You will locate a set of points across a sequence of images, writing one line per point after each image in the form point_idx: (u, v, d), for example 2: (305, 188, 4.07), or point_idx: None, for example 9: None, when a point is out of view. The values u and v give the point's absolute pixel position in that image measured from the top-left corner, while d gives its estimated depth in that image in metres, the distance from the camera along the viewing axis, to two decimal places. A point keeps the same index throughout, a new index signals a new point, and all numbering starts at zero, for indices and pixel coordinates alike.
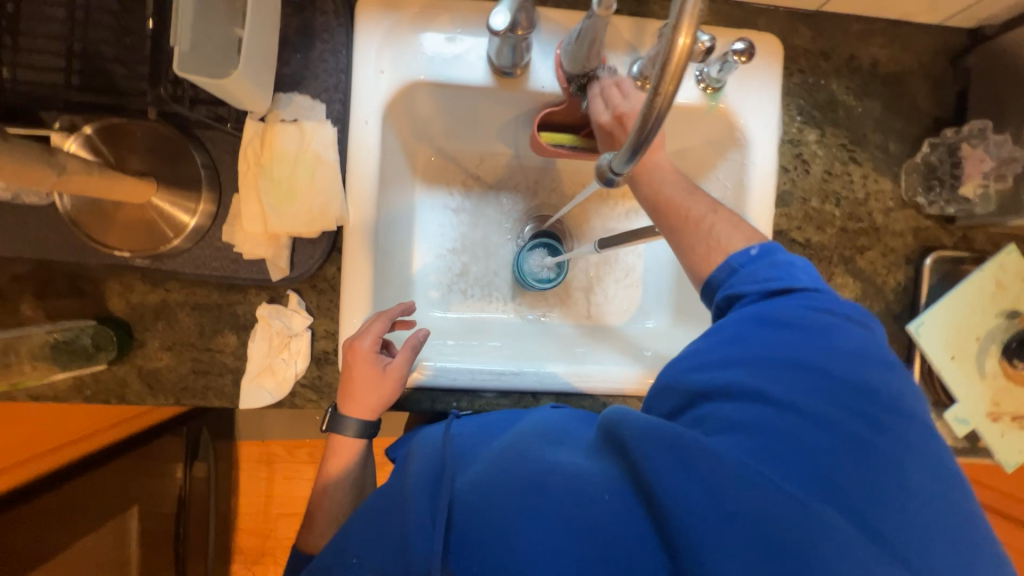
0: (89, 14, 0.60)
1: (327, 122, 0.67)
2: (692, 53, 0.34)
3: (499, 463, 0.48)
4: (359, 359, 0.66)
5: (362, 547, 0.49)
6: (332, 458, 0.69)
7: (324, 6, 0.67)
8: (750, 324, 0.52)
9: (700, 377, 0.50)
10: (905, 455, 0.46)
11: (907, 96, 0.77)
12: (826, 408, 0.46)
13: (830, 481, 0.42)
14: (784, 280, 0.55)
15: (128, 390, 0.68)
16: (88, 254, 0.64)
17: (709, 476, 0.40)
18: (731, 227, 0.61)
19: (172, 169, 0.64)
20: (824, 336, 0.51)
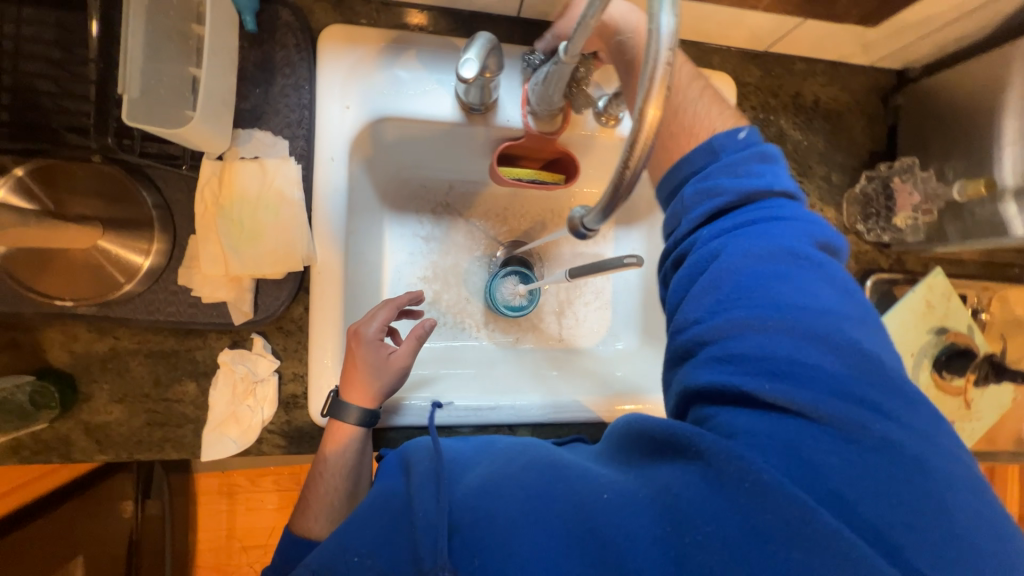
0: (20, 45, 0.56)
1: (290, 159, 0.65)
2: (660, 125, 0.34)
3: (506, 466, 0.47)
4: (361, 345, 0.64)
5: (366, 542, 0.43)
6: (329, 442, 0.64)
7: (285, 40, 0.65)
8: (736, 258, 0.50)
9: (705, 335, 0.49)
10: (904, 423, 0.45)
11: (845, 131, 0.83)
12: (842, 377, 0.45)
13: (846, 473, 0.42)
14: (772, 211, 0.53)
15: (73, 448, 0.63)
16: (21, 303, 0.58)
17: (728, 483, 0.41)
18: (703, 102, 0.59)
19: (120, 211, 0.60)
20: (807, 272, 0.49)
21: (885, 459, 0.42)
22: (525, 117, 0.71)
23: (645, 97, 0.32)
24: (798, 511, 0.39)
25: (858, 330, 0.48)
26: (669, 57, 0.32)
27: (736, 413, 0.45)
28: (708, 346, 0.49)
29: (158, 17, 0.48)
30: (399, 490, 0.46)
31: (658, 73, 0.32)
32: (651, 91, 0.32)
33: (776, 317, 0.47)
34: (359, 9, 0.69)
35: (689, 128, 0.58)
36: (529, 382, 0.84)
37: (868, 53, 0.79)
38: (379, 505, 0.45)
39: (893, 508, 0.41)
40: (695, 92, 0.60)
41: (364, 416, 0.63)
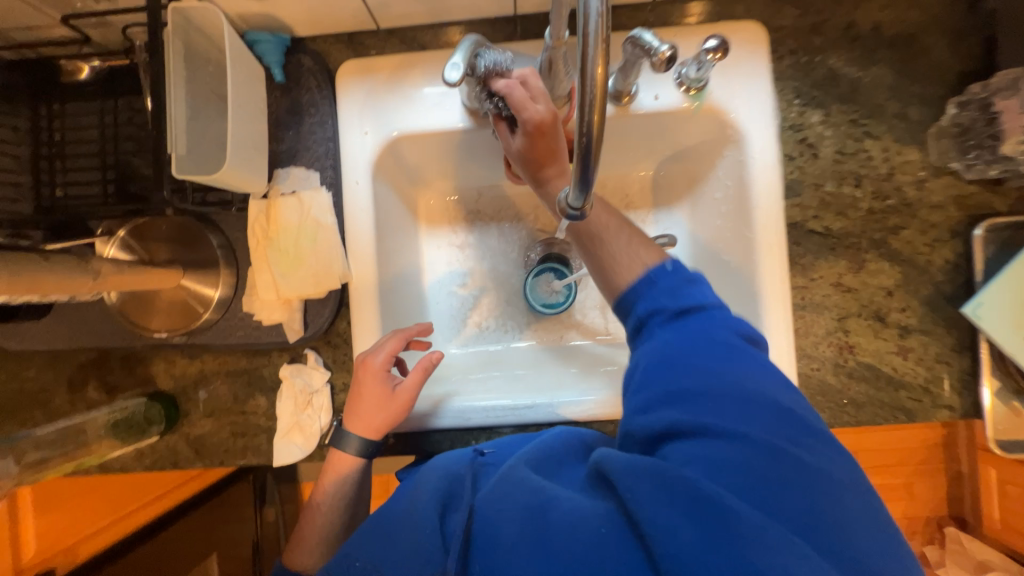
0: (117, 131, 0.70)
1: (322, 188, 0.72)
2: (610, 77, 0.31)
3: (503, 486, 0.51)
4: (370, 376, 0.67)
5: (367, 552, 0.51)
6: (327, 473, 0.68)
7: (308, 84, 0.72)
8: (669, 345, 0.52)
9: (649, 420, 0.49)
10: (838, 468, 0.45)
11: (922, 55, 0.69)
12: (779, 430, 0.46)
13: (795, 509, 0.41)
14: (695, 298, 0.54)
15: (180, 456, 0.74)
16: (134, 337, 0.71)
17: (682, 499, 0.42)
18: (634, 249, 0.59)
19: (194, 253, 0.71)
20: (735, 355, 0.50)
21: (828, 504, 0.42)
22: None
23: (585, 54, 0.30)
24: (755, 535, 0.39)
25: (782, 389, 0.49)
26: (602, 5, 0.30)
27: (692, 449, 0.45)
28: (652, 419, 0.48)
29: (197, 85, 0.57)
30: (401, 506, 0.53)
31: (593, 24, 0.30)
32: (590, 46, 0.30)
33: (709, 381, 0.48)
34: (369, 42, 0.74)
35: (623, 270, 0.59)
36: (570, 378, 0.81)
37: None
38: (380, 520, 0.53)
39: (841, 537, 0.41)
40: (621, 238, 0.60)
41: (363, 446, 0.67)
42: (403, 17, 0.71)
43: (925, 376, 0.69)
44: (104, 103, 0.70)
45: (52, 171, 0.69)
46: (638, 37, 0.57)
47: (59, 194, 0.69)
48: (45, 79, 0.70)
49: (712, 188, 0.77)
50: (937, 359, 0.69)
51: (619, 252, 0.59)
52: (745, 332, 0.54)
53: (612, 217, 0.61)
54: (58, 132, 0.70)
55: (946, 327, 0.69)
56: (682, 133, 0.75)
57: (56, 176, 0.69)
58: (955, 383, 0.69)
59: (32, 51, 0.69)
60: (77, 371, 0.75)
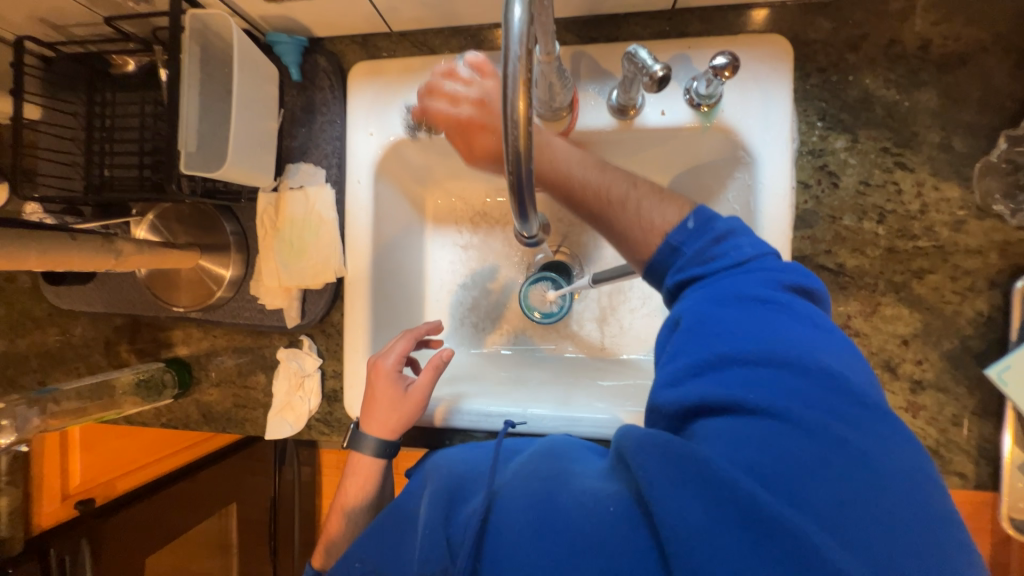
0: (154, 121, 0.77)
1: (326, 185, 0.75)
2: (534, 116, 0.32)
3: (521, 476, 0.52)
4: (381, 376, 0.70)
5: (367, 555, 0.54)
6: (350, 475, 0.70)
7: (322, 84, 0.76)
8: (703, 306, 0.47)
9: (677, 393, 0.45)
10: (890, 449, 0.39)
11: (977, 79, 0.61)
12: (822, 405, 0.40)
13: (830, 495, 0.37)
14: (732, 256, 0.49)
15: (190, 418, 0.83)
16: (157, 309, 0.79)
17: (701, 483, 0.38)
18: (658, 202, 0.54)
19: (210, 237, 0.77)
20: (775, 319, 0.45)
21: (870, 490, 0.37)
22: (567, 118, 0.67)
23: (503, 98, 0.31)
24: (781, 524, 0.35)
25: (831, 355, 0.44)
26: (523, 48, 0.31)
27: (719, 426, 0.41)
28: (681, 391, 0.45)
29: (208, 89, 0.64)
30: (410, 510, 0.56)
31: (512, 68, 0.31)
32: (509, 88, 0.31)
33: (747, 348, 0.44)
34: (382, 44, 0.76)
35: (649, 223, 0.53)
36: (554, 391, 0.79)
37: None
38: (387, 525, 0.56)
39: (888, 533, 0.36)
40: (640, 190, 0.55)
41: (380, 446, 0.69)
42: (414, 21, 0.73)
43: (936, 437, 0.63)
44: (144, 93, 0.77)
45: (96, 153, 0.77)
46: (634, 52, 0.57)
47: (104, 174, 0.76)
48: (98, 70, 0.78)
49: (720, 211, 0.72)
50: (953, 421, 0.63)
51: (633, 212, 0.54)
52: (788, 290, 0.48)
53: (617, 173, 0.57)
54: (106, 118, 0.78)
55: (969, 387, 0.62)
56: (692, 150, 0.71)
57: (99, 158, 0.77)
58: (971, 449, 0.62)
59: (90, 45, 0.77)
60: (114, 333, 0.85)
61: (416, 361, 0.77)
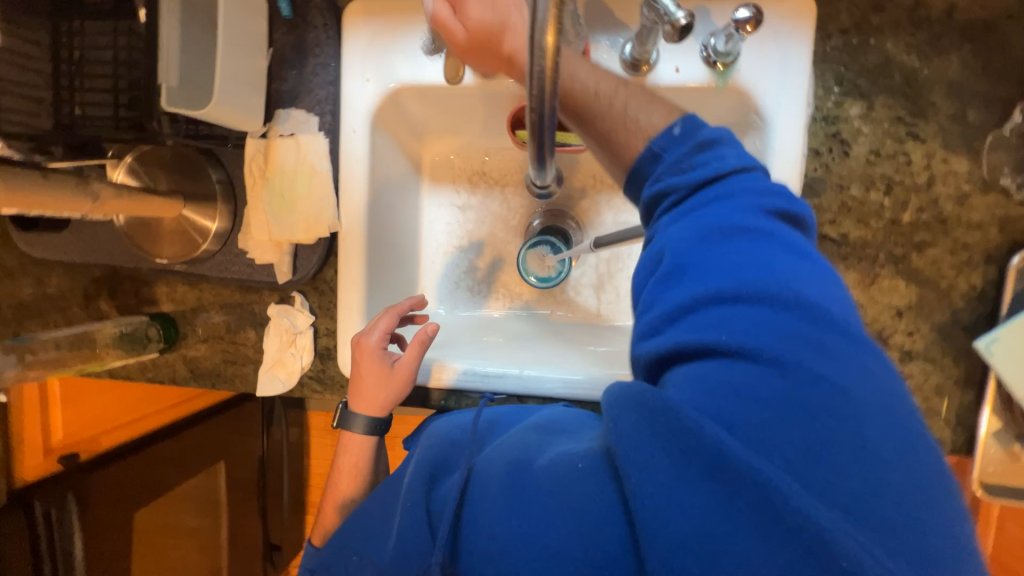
0: (129, 54, 0.71)
1: (319, 134, 0.71)
2: (562, 49, 0.30)
3: (499, 449, 0.52)
4: (365, 356, 0.68)
5: (359, 545, 0.52)
6: (343, 455, 0.70)
7: (314, 22, 0.70)
8: (683, 239, 0.46)
9: (657, 339, 0.44)
10: (868, 381, 0.38)
11: (998, 47, 0.60)
12: (794, 336, 0.39)
13: (801, 436, 0.36)
14: (710, 168, 0.48)
15: (177, 374, 0.81)
16: (138, 260, 0.76)
17: (665, 436, 0.38)
18: (645, 104, 0.52)
19: (194, 185, 0.73)
20: (754, 245, 0.44)
21: (843, 426, 0.36)
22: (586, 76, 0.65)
23: (533, 21, 0.28)
24: (746, 469, 0.35)
25: (811, 282, 0.43)
26: None
27: (691, 371, 0.41)
28: (659, 339, 0.44)
29: (190, 19, 0.60)
30: (397, 481, 0.56)
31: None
32: (538, 12, 0.29)
33: (724, 281, 0.43)
34: None
35: (635, 128, 0.51)
36: (549, 355, 0.79)
37: None
38: (375, 504, 0.55)
39: (862, 466, 0.35)
40: (629, 94, 0.53)
41: (371, 425, 0.69)
42: None
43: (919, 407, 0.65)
44: (117, 24, 0.71)
45: (64, 88, 0.70)
46: None
47: (74, 112, 0.70)
48: None
49: None
50: (936, 392, 0.65)
51: (618, 115, 0.52)
52: (769, 213, 0.46)
53: (605, 74, 0.54)
54: (74, 49, 0.71)
55: (955, 359, 0.64)
56: (703, 112, 0.68)
57: (67, 94, 0.70)
58: (950, 417, 0.65)
59: None
60: (92, 285, 0.82)
61: (401, 338, 0.75)
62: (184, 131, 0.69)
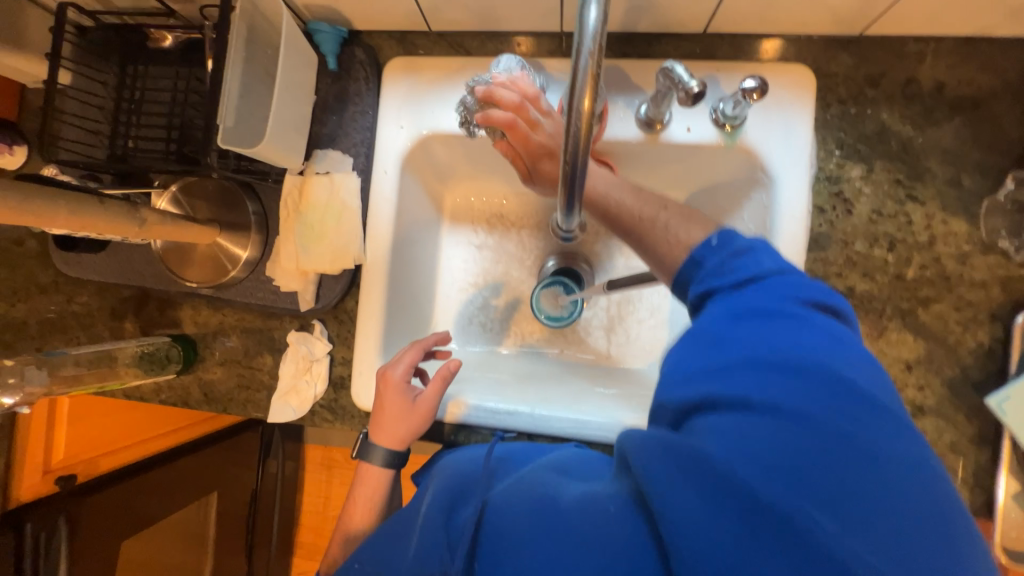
0: (186, 96, 0.77)
1: (353, 173, 0.76)
2: (596, 111, 0.34)
3: (525, 481, 0.52)
4: (390, 387, 0.69)
5: (368, 557, 0.54)
6: (360, 486, 0.69)
7: (357, 75, 0.77)
8: (715, 308, 0.48)
9: (684, 392, 0.45)
10: (906, 458, 0.38)
11: (987, 121, 0.65)
12: (830, 405, 0.40)
13: (838, 489, 0.36)
14: (746, 268, 0.50)
15: (190, 396, 0.82)
16: (169, 282, 0.79)
17: (700, 481, 0.38)
18: (683, 222, 0.56)
19: (231, 215, 0.77)
20: (788, 323, 0.45)
21: (878, 493, 0.36)
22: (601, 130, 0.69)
23: (573, 88, 0.32)
24: (780, 519, 0.35)
25: (852, 365, 0.43)
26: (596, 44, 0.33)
27: (720, 419, 0.41)
28: (690, 390, 0.45)
29: (249, 69, 0.66)
30: (409, 509, 0.56)
31: (582, 63, 0.33)
32: (578, 80, 0.33)
33: (757, 350, 0.44)
34: (419, 42, 0.78)
35: (671, 243, 0.55)
36: (558, 395, 0.80)
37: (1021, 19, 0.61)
38: (389, 531, 0.55)
39: (894, 535, 0.35)
40: (665, 217, 0.57)
41: (389, 457, 0.69)
42: (454, 23, 0.75)
43: None
44: (178, 69, 0.78)
45: (123, 123, 0.77)
46: (669, 68, 0.59)
47: (129, 144, 0.76)
48: (133, 43, 0.79)
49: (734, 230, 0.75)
50: (950, 449, 0.64)
51: (663, 232, 0.56)
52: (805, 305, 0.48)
53: (649, 195, 0.60)
54: (136, 89, 0.78)
55: (967, 416, 0.64)
56: (711, 167, 0.73)
57: (125, 128, 0.77)
58: (967, 477, 0.64)
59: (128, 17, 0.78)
60: (120, 305, 0.84)
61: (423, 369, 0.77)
62: (232, 166, 0.72)
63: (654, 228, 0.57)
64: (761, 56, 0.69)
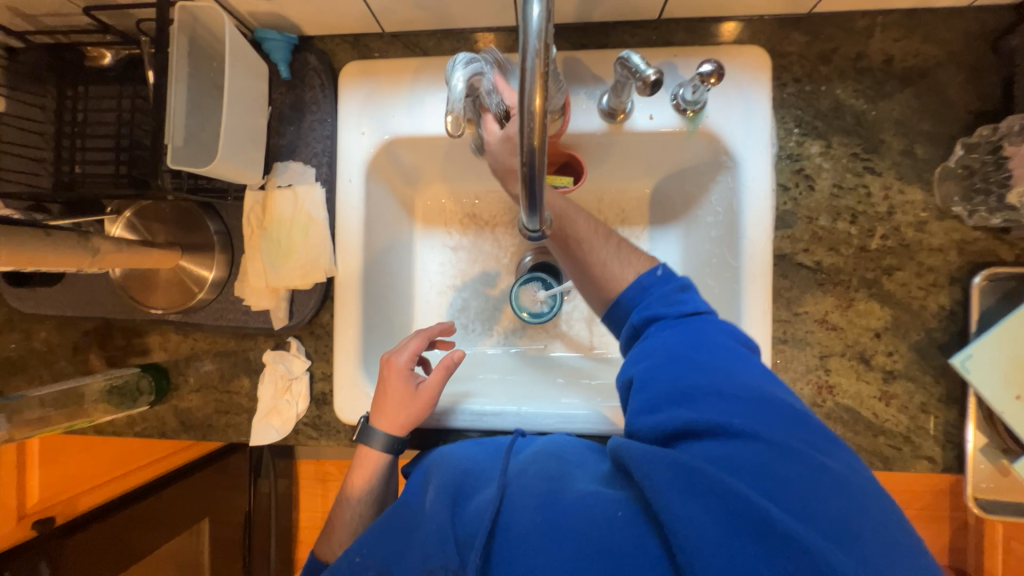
0: (133, 116, 0.74)
1: (316, 184, 0.74)
2: (548, 113, 0.33)
3: (528, 474, 0.52)
4: (393, 374, 0.68)
5: (368, 550, 0.53)
6: (358, 468, 0.68)
7: (312, 82, 0.75)
8: (673, 343, 0.53)
9: (658, 419, 0.48)
10: (849, 471, 0.46)
11: (935, 91, 0.67)
12: (782, 427, 0.46)
13: (807, 495, 0.42)
14: (688, 306, 0.57)
15: (167, 426, 0.79)
16: (132, 311, 0.76)
17: (700, 495, 0.41)
18: (627, 252, 0.62)
19: (192, 236, 0.74)
20: (735, 355, 0.52)
21: (837, 495, 0.42)
22: (564, 121, 0.68)
23: (522, 89, 0.32)
24: (773, 525, 0.39)
25: (786, 393, 0.51)
26: (541, 43, 0.32)
27: (703, 444, 0.45)
28: (660, 417, 0.48)
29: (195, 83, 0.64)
30: (414, 505, 0.54)
31: (531, 66, 0.32)
32: (527, 82, 0.32)
33: (717, 381, 0.49)
34: (374, 44, 0.76)
35: (622, 270, 0.61)
36: (545, 391, 0.80)
37: None
38: (393, 521, 0.54)
39: (857, 529, 0.41)
40: (608, 248, 0.62)
41: (389, 442, 0.67)
42: (407, 22, 0.73)
43: (906, 425, 0.67)
44: (121, 87, 0.74)
45: (66, 148, 0.73)
46: (627, 57, 0.59)
47: (75, 170, 0.73)
48: (71, 63, 0.75)
49: (704, 214, 0.75)
50: (921, 409, 0.67)
51: (613, 254, 0.62)
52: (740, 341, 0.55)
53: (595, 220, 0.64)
54: (77, 111, 0.74)
55: (935, 376, 0.67)
56: (677, 153, 0.74)
57: (68, 153, 0.73)
58: (938, 434, 0.67)
59: (63, 35, 0.74)
60: (83, 338, 0.81)
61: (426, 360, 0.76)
62: (187, 186, 0.70)
63: (606, 252, 0.62)
64: (724, 37, 0.70)
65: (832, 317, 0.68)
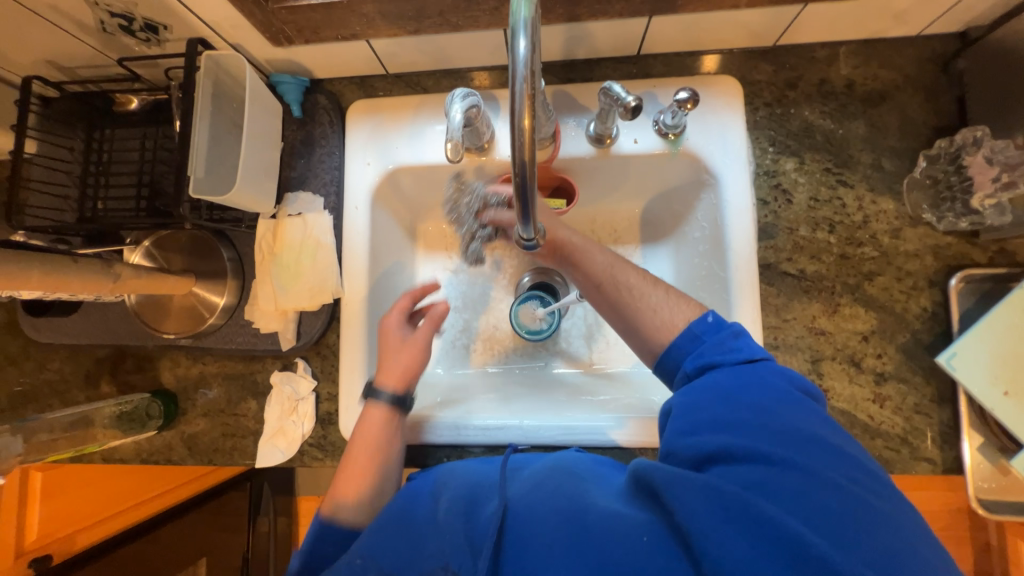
0: (155, 154, 0.80)
1: (324, 212, 0.79)
2: (536, 131, 0.38)
3: (542, 487, 0.53)
4: (386, 331, 0.73)
5: (369, 549, 0.52)
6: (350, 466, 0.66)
7: (321, 120, 0.81)
8: (725, 382, 0.53)
9: (697, 444, 0.49)
10: (900, 516, 0.45)
11: (895, 110, 0.73)
12: (834, 468, 0.46)
13: (852, 532, 0.42)
14: (744, 351, 0.56)
15: (173, 451, 0.80)
16: (144, 337, 0.78)
17: (738, 522, 0.43)
18: (675, 301, 0.61)
19: (206, 264, 0.78)
20: (789, 398, 0.51)
21: (885, 537, 0.42)
22: (554, 146, 0.74)
23: (512, 109, 0.37)
24: (812, 555, 0.40)
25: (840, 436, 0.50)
26: (527, 71, 0.37)
27: (744, 471, 0.46)
28: (699, 443, 0.49)
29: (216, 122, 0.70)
30: (423, 510, 0.55)
31: (521, 92, 0.37)
32: (517, 104, 0.37)
33: (769, 420, 0.49)
34: (378, 85, 0.83)
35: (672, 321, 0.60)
36: (547, 405, 0.82)
37: (906, 22, 0.69)
38: (400, 524, 0.54)
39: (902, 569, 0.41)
40: (657, 294, 0.62)
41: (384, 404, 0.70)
42: (409, 65, 0.80)
43: (903, 426, 0.68)
44: (145, 129, 0.80)
45: (92, 185, 0.78)
46: (608, 87, 0.65)
47: (100, 206, 0.78)
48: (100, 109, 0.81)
49: (691, 230, 0.79)
50: (916, 410, 0.68)
51: (665, 301, 0.61)
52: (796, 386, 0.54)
53: (632, 267, 0.65)
54: (103, 152, 0.80)
55: (925, 376, 0.69)
56: (662, 174, 0.79)
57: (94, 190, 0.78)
58: (935, 435, 0.68)
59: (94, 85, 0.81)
60: (94, 366, 0.83)
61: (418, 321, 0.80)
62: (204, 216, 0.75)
63: (653, 301, 0.61)
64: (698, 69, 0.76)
65: (820, 322, 0.71)
